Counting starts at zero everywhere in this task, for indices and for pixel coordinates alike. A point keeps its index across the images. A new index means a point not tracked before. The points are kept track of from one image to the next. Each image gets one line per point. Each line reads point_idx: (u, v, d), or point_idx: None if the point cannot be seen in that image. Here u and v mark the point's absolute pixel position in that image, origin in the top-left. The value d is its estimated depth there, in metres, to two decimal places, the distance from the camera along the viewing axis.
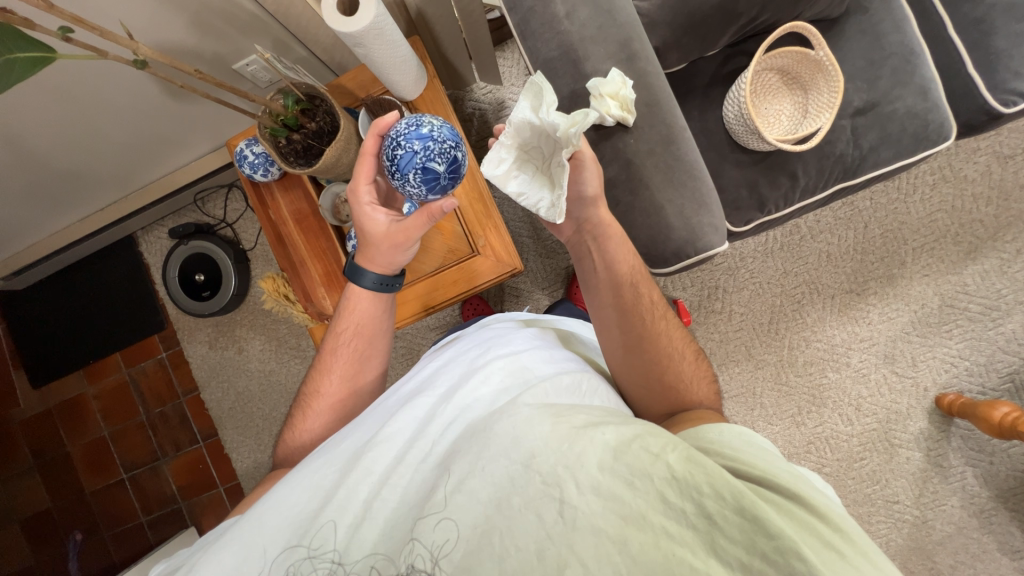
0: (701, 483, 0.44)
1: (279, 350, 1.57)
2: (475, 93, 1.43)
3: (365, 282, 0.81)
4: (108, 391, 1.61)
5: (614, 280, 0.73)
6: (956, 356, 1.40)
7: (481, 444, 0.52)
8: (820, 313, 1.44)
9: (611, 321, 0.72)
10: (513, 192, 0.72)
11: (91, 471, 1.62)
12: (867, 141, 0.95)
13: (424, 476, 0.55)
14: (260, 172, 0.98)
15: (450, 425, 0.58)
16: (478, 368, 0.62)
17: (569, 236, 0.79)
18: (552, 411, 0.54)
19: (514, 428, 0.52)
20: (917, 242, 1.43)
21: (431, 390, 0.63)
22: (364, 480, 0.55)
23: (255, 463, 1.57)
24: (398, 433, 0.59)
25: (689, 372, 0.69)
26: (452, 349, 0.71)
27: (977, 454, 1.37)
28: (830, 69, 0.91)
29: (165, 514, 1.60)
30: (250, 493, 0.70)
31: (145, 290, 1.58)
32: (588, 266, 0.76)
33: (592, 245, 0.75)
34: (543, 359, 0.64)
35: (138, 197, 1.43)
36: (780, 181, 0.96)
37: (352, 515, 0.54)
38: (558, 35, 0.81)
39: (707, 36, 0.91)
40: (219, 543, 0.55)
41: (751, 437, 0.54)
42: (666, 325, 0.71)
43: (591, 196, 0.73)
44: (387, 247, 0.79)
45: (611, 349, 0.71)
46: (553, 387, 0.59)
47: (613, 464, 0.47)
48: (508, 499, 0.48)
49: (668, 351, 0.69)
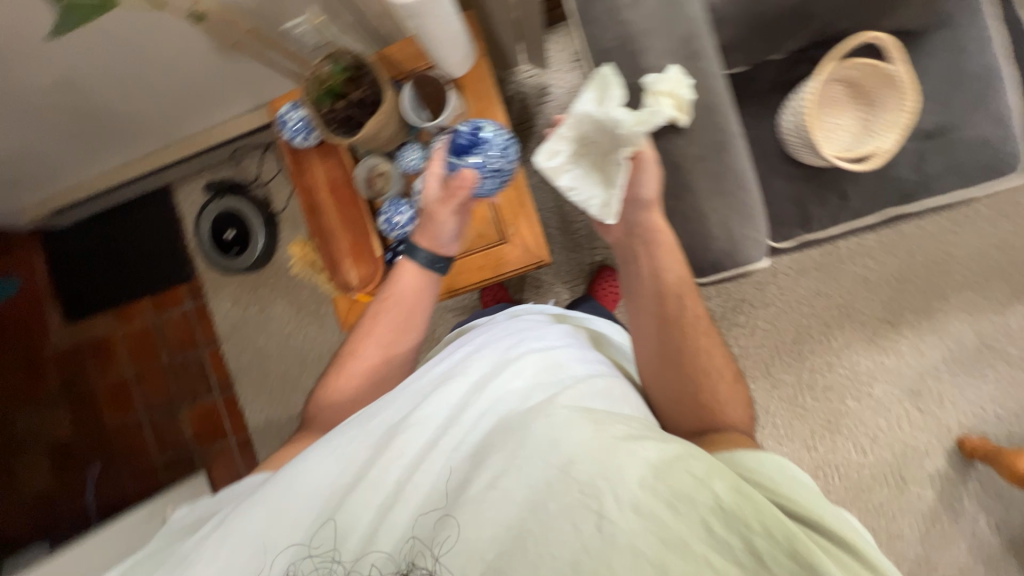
0: (751, 517, 0.44)
1: (300, 314, 1.61)
2: (519, 75, 1.44)
3: (416, 257, 0.83)
4: (135, 335, 1.68)
5: (658, 290, 0.70)
6: (985, 398, 1.35)
7: (516, 443, 0.52)
8: (849, 338, 1.41)
9: (648, 331, 0.70)
10: (565, 186, 0.70)
11: (112, 408, 1.70)
12: (931, 167, 0.89)
13: (454, 465, 0.55)
14: (300, 137, 0.98)
15: (483, 416, 0.57)
16: (511, 360, 0.62)
17: (618, 237, 0.75)
18: (590, 416, 0.53)
19: (553, 430, 0.52)
20: (963, 276, 1.37)
21: (463, 376, 0.62)
22: (396, 461, 0.56)
23: (267, 419, 1.62)
24: (431, 418, 0.59)
25: (725, 393, 0.66)
26: (483, 335, 0.70)
27: (993, 501, 1.33)
28: (903, 86, 0.83)
29: (179, 456, 1.68)
30: (283, 450, 0.74)
31: (177, 241, 1.63)
32: (632, 271, 0.74)
33: (641, 251, 0.72)
34: (576, 358, 0.64)
35: (176, 150, 1.45)
36: (829, 199, 0.91)
37: (384, 494, 0.54)
38: (619, 24, 0.76)
39: (775, 37, 0.87)
40: (252, 501, 0.57)
41: (783, 461, 0.53)
42: (707, 342, 0.68)
43: (647, 200, 0.71)
44: (429, 215, 0.83)
45: (646, 359, 0.69)
46: (586, 390, 0.58)
47: (655, 483, 0.47)
48: (543, 503, 0.48)
49: (705, 368, 0.66)
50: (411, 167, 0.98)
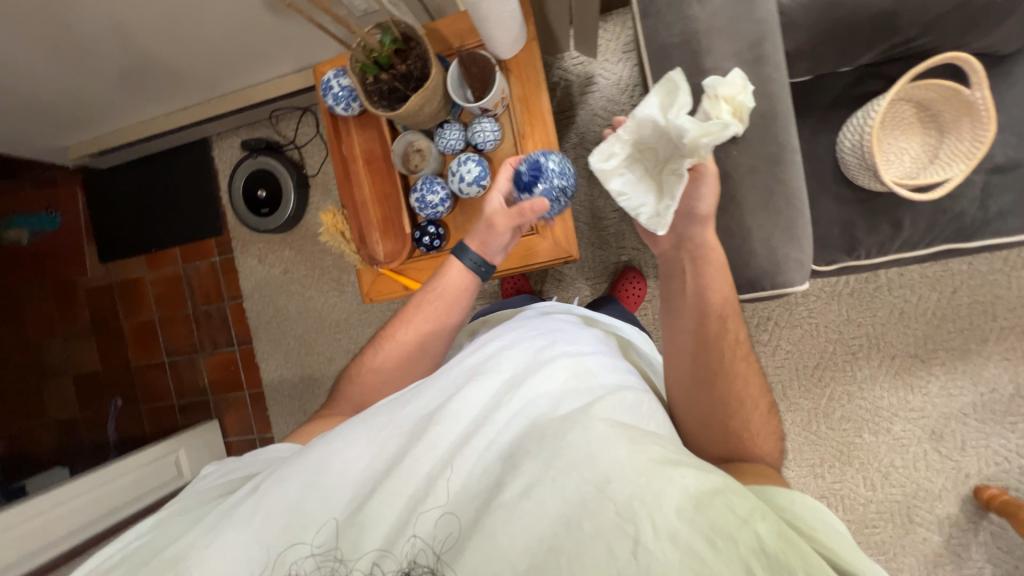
0: (796, 566, 0.40)
1: (321, 279, 1.63)
2: (566, 61, 1.40)
3: (465, 258, 0.83)
4: (164, 281, 1.74)
5: (701, 308, 0.64)
6: (1012, 451, 1.29)
7: (552, 451, 0.50)
8: (874, 370, 1.36)
9: (682, 349, 0.63)
10: (614, 190, 0.65)
11: (138, 348, 1.78)
12: (997, 205, 0.84)
13: (485, 465, 0.53)
14: (341, 105, 0.97)
15: (515, 417, 0.56)
16: (544, 363, 0.61)
17: (664, 248, 0.69)
18: (628, 432, 0.51)
19: (590, 443, 0.50)
20: (1008, 321, 1.30)
21: (496, 374, 0.61)
22: (427, 454, 0.55)
23: (281, 377, 1.67)
24: (463, 413, 0.57)
25: (757, 423, 0.62)
26: (516, 332, 0.68)
27: (1002, 554, 1.29)
28: (982, 115, 0.77)
29: (196, 402, 1.75)
30: (309, 424, 0.78)
31: (211, 195, 1.66)
32: (675, 286, 0.67)
33: (687, 266, 0.66)
34: (607, 368, 0.62)
35: (218, 104, 1.47)
36: (880, 227, 0.87)
37: (414, 487, 0.53)
38: (684, 19, 0.72)
39: (850, 49, 0.80)
40: (281, 474, 0.57)
41: (815, 504, 0.50)
42: (745, 368, 0.63)
43: (703, 215, 0.65)
44: (485, 227, 0.83)
45: (676, 379, 0.64)
46: (619, 403, 0.56)
47: (694, 515, 0.43)
48: (578, 520, 0.45)
49: (740, 395, 0.61)
50: (449, 147, 0.97)
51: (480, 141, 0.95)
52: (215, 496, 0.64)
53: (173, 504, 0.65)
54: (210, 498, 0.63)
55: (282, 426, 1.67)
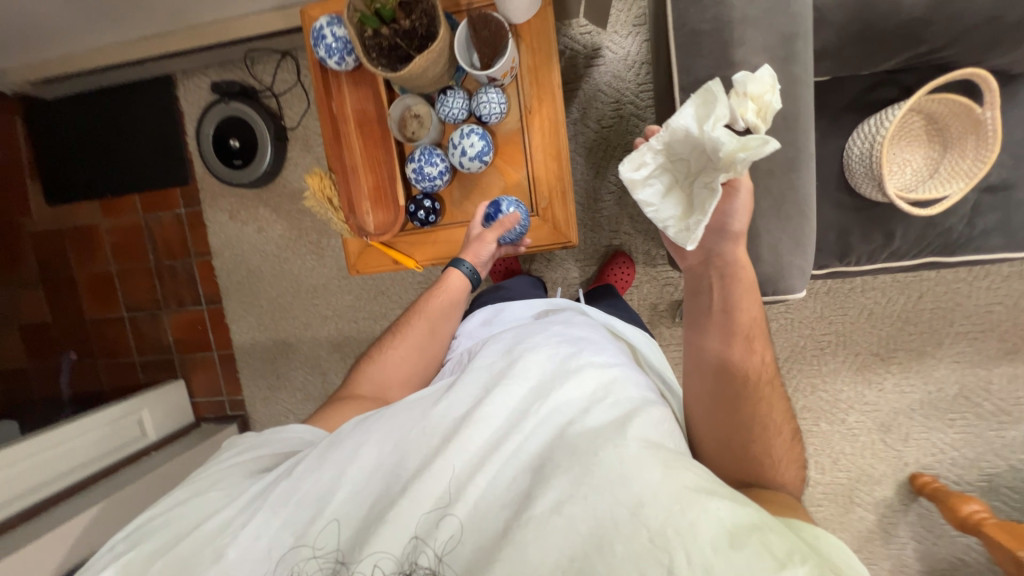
0: None
1: (298, 242, 1.54)
2: (572, 29, 1.33)
3: (461, 267, 0.90)
4: (123, 231, 1.61)
5: (727, 327, 0.62)
6: (948, 444, 1.41)
7: (583, 467, 0.49)
8: (838, 365, 1.44)
9: (703, 369, 0.62)
10: (642, 199, 0.60)
11: (94, 300, 1.68)
12: (983, 223, 0.86)
13: (513, 475, 0.53)
14: (334, 58, 0.88)
15: (543, 426, 0.55)
16: (572, 371, 0.59)
17: (690, 264, 0.64)
18: (662, 454, 0.49)
19: (622, 462, 0.48)
20: (963, 327, 1.39)
21: (524, 379, 0.59)
22: (455, 459, 0.54)
23: (252, 340, 1.61)
24: (491, 418, 0.56)
25: (780, 451, 0.61)
26: (542, 333, 0.66)
27: (925, 533, 1.43)
28: (990, 135, 0.78)
29: (160, 360, 1.68)
30: (319, 409, 0.79)
31: (176, 140, 1.52)
32: (702, 303, 0.63)
33: (716, 283, 0.62)
34: (635, 381, 0.60)
35: (186, 38, 1.31)
36: (873, 236, 0.89)
37: (442, 491, 0.53)
38: (719, 5, 0.69)
39: (875, 54, 0.79)
40: (309, 459, 0.60)
41: (840, 545, 0.47)
42: (769, 393, 0.62)
43: (734, 232, 0.59)
44: (472, 243, 0.91)
45: (697, 398, 0.63)
46: (650, 417, 0.54)
47: (731, 552, 0.41)
48: (609, 542, 0.44)
49: (763, 419, 0.60)
50: (451, 116, 0.91)
51: (483, 113, 0.89)
52: (244, 472, 0.65)
53: (198, 473, 0.66)
54: (234, 473, 0.64)
55: (253, 390, 1.62)
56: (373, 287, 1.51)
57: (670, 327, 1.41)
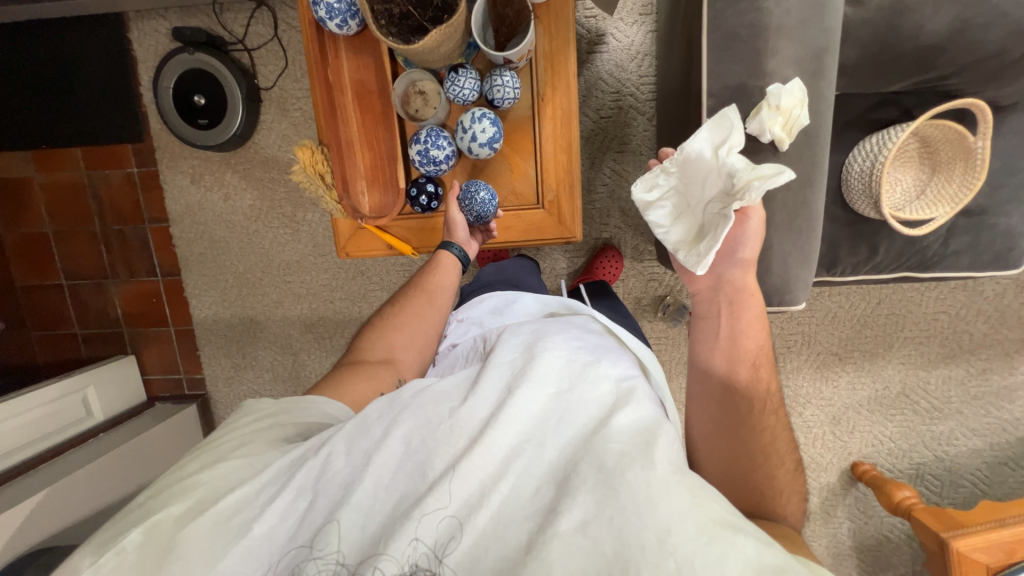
0: None
1: (269, 213, 1.42)
2: (578, 11, 1.28)
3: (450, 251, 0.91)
4: (62, 188, 1.43)
5: (733, 354, 0.64)
6: (887, 437, 1.56)
7: (611, 488, 0.48)
8: (801, 363, 1.54)
9: (709, 394, 0.64)
10: (652, 220, 0.66)
11: (27, 265, 1.50)
12: (955, 244, 0.93)
13: (536, 486, 0.52)
14: (336, 21, 0.79)
15: (568, 436, 0.54)
16: (595, 380, 0.58)
17: (698, 288, 0.66)
18: (688, 479, 0.49)
19: (649, 486, 0.48)
20: (912, 332, 1.52)
21: (548, 386, 0.58)
22: (478, 465, 0.53)
23: (216, 316, 1.49)
24: (514, 423, 0.55)
25: (782, 482, 0.62)
26: (562, 336, 0.66)
27: (860, 514, 1.59)
28: (977, 164, 0.83)
29: (106, 334, 1.53)
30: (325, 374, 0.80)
31: (127, 89, 1.34)
32: (709, 328, 0.65)
33: (725, 309, 0.64)
34: (652, 395, 0.60)
35: None
36: (859, 249, 0.93)
37: (462, 499, 0.52)
38: (756, 11, 0.69)
39: (886, 74, 0.83)
40: (325, 448, 0.59)
41: None
42: (773, 422, 0.64)
43: (743, 259, 0.63)
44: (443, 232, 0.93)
45: (700, 423, 0.65)
46: (674, 436, 0.54)
47: None
48: (635, 568, 0.44)
49: (767, 449, 0.62)
50: (460, 98, 0.85)
51: (497, 96, 0.84)
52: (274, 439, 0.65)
53: (216, 438, 0.65)
54: (260, 439, 0.65)
55: (216, 368, 1.52)
56: (352, 267, 1.43)
57: (652, 321, 1.45)
